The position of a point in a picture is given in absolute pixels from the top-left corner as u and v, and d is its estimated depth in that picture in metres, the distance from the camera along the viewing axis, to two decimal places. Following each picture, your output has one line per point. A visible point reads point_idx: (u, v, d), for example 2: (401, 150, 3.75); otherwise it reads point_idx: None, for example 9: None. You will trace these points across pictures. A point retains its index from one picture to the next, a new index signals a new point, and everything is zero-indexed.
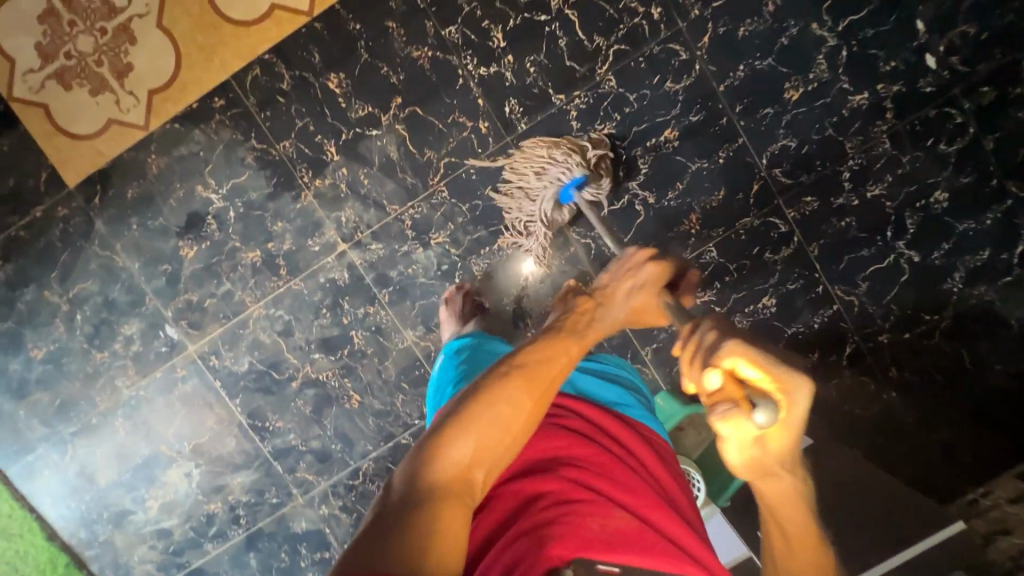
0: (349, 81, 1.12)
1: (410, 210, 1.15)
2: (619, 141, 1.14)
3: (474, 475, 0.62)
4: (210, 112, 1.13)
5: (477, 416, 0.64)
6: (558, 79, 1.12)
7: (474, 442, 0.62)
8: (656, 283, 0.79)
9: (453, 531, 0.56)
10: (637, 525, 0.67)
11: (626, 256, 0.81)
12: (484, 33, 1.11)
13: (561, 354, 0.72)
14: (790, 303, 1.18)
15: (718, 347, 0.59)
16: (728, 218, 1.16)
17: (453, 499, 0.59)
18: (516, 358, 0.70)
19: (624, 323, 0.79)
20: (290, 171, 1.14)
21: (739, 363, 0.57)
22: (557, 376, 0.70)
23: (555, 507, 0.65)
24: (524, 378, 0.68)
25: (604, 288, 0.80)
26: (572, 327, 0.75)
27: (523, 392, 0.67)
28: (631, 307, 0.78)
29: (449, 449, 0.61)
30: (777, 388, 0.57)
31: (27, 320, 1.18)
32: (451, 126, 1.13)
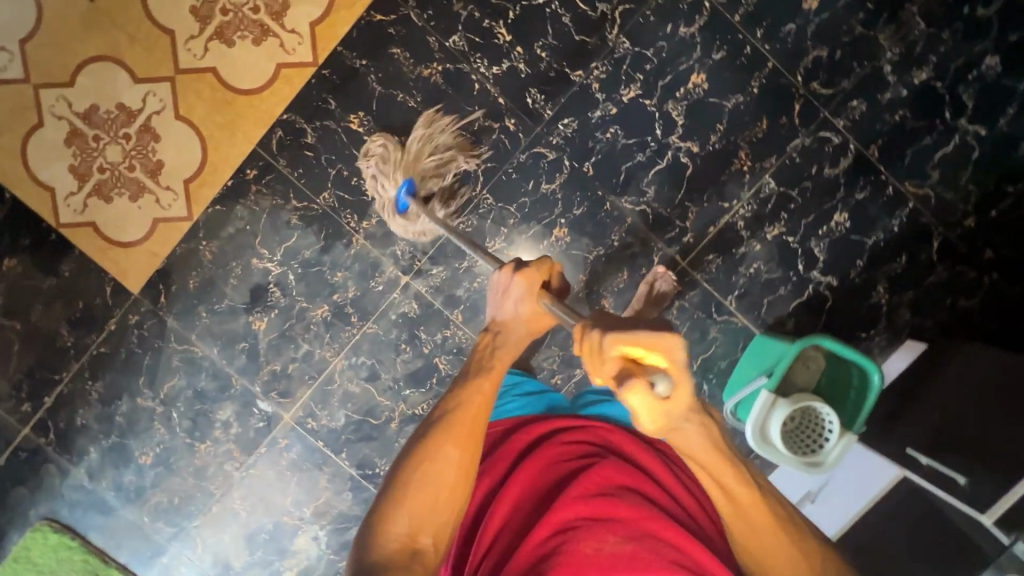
0: (370, 117, 1.13)
1: (460, 226, 1.16)
2: (647, 100, 1.12)
3: (427, 519, 0.71)
4: (247, 185, 1.15)
5: (415, 467, 0.75)
6: (573, 56, 1.11)
7: (407, 514, 0.71)
8: (534, 290, 0.88)
9: None
10: (631, 546, 0.64)
11: (495, 280, 0.91)
12: (488, 32, 1.10)
13: (474, 397, 0.83)
14: (863, 212, 1.15)
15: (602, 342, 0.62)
16: (776, 145, 1.13)
17: (407, 555, 0.67)
18: (436, 413, 0.82)
19: (527, 338, 0.91)
20: (338, 220, 1.16)
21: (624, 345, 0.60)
22: (475, 409, 0.81)
23: (549, 535, 0.66)
24: (443, 431, 0.78)
25: (494, 317, 0.92)
26: (480, 361, 0.88)
27: (449, 432, 0.77)
28: (526, 319, 0.90)
29: (386, 525, 0.70)
30: (654, 355, 0.58)
31: (129, 430, 1.21)
32: (479, 132, 1.14)
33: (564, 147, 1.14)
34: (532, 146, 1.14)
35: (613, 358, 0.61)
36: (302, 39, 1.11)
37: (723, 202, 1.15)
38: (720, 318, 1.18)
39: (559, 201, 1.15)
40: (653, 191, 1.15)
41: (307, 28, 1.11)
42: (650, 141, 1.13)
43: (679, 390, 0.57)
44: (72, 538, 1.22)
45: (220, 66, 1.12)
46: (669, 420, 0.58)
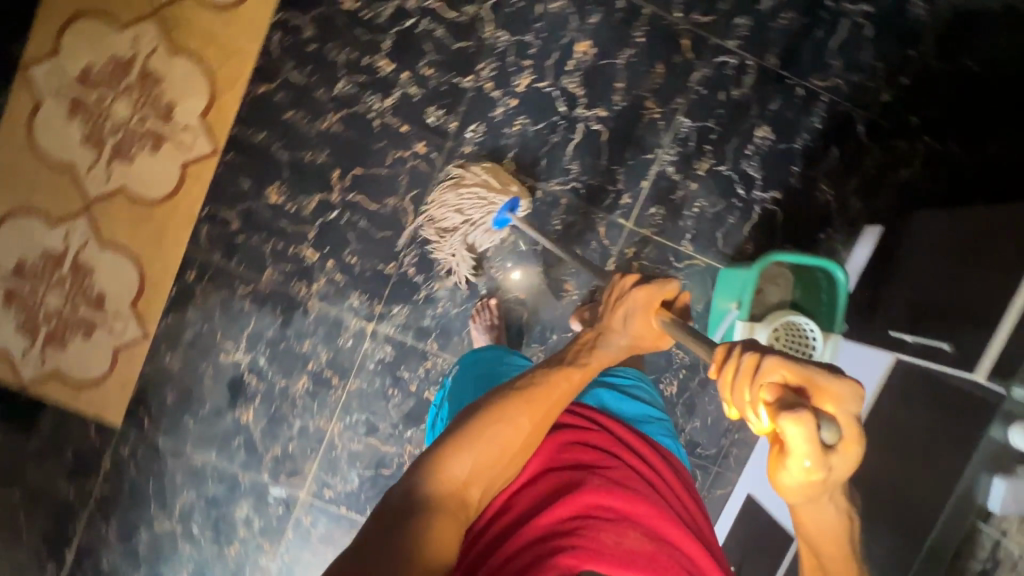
0: (286, 185, 1.13)
1: (406, 259, 1.16)
2: (542, 82, 1.13)
3: (471, 490, 0.61)
4: (191, 287, 1.15)
5: (480, 430, 0.63)
6: (458, 65, 1.12)
7: (470, 459, 0.61)
8: (650, 306, 0.74)
9: (444, 543, 0.55)
10: (653, 546, 0.62)
11: (616, 282, 0.78)
12: (371, 68, 1.11)
13: (565, 378, 0.71)
14: (782, 121, 1.16)
15: (762, 364, 0.49)
16: (679, 83, 1.14)
17: (445, 510, 0.58)
18: (519, 379, 0.70)
19: (626, 353, 0.76)
20: (289, 292, 1.16)
21: (787, 375, 0.48)
22: (559, 401, 0.69)
23: (573, 518, 0.61)
24: (523, 400, 0.66)
25: (605, 320, 0.77)
26: (577, 355, 0.74)
27: (524, 413, 0.66)
28: (637, 335, 0.74)
29: (446, 461, 0.60)
30: (832, 400, 0.47)
31: (157, 558, 1.21)
32: (395, 164, 1.14)
33: (479, 151, 1.14)
34: (449, 161, 1.14)
35: (772, 383, 0.49)
36: (196, 133, 1.12)
37: (646, 154, 1.16)
38: (681, 265, 1.19)
39: None
40: (577, 166, 1.16)
41: (198, 121, 1.11)
42: (558, 120, 1.14)
43: (849, 451, 0.46)
44: None
45: (127, 184, 1.12)
46: (823, 481, 0.46)
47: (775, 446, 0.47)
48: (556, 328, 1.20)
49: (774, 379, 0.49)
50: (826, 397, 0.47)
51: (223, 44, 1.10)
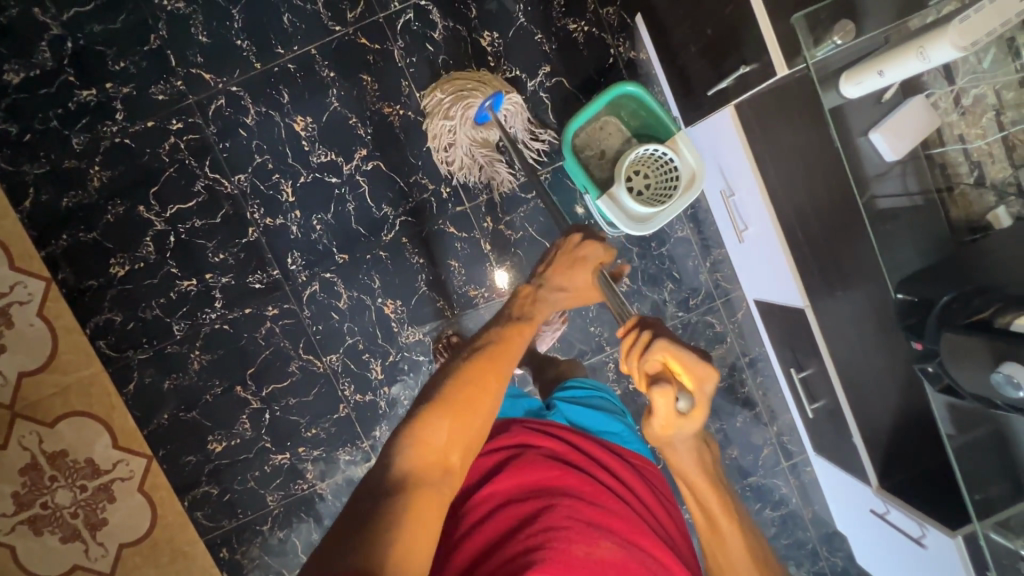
0: (217, 432, 1.18)
1: (347, 392, 1.19)
2: (301, 176, 1.13)
3: (449, 459, 0.57)
4: (233, 560, 1.21)
5: (449, 396, 0.59)
6: (234, 229, 1.13)
7: (445, 421, 0.57)
8: (588, 268, 0.76)
9: (418, 530, 0.50)
10: (625, 552, 0.62)
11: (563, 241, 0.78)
12: (182, 296, 1.14)
13: (516, 337, 0.67)
14: (492, 14, 1.12)
15: (651, 341, 0.57)
16: (391, 71, 1.12)
17: (424, 484, 0.53)
18: (475, 343, 0.67)
19: (567, 305, 0.76)
20: (298, 496, 1.20)
21: (666, 357, 0.56)
22: (513, 360, 0.65)
23: (543, 533, 0.60)
24: (484, 364, 0.63)
25: (545, 274, 0.75)
26: (522, 310, 0.72)
27: (483, 376, 0.62)
28: (576, 287, 0.76)
29: (421, 430, 0.56)
30: (690, 374, 0.55)
31: None
32: (268, 339, 1.16)
33: (313, 270, 1.15)
34: (300, 299, 1.16)
35: (654, 356, 0.56)
36: (124, 461, 1.17)
37: (424, 143, 1.14)
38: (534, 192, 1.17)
39: (361, 296, 1.16)
40: (387, 206, 1.15)
41: (117, 451, 1.17)
42: (340, 190, 1.14)
43: (697, 414, 0.55)
44: None
45: (120, 539, 1.18)
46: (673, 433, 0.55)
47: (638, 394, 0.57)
48: None
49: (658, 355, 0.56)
50: (692, 370, 0.55)
51: (76, 385, 1.15)
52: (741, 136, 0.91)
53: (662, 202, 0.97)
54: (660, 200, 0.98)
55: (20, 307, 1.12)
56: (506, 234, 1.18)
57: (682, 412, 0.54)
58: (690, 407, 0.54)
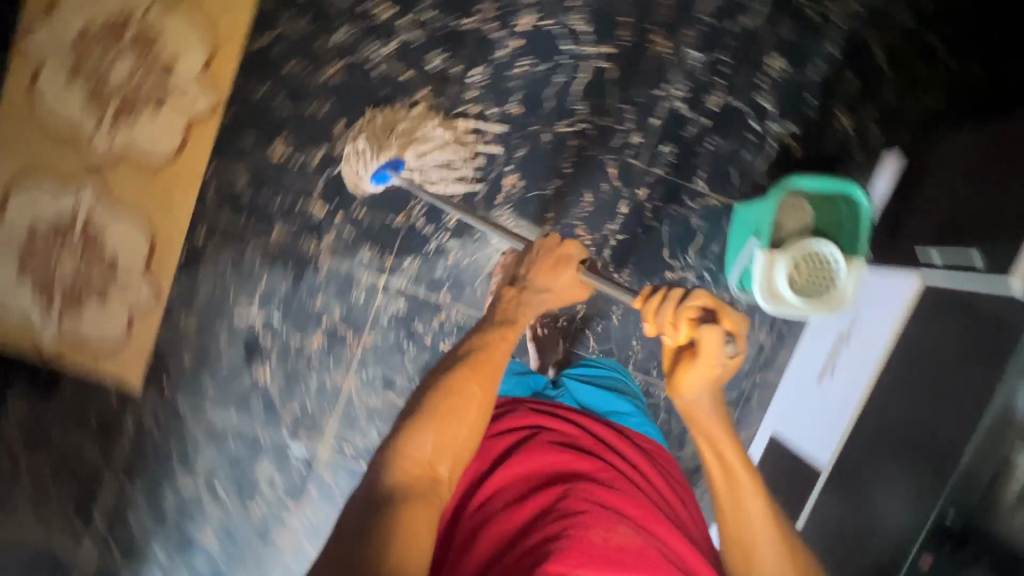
0: (291, 140, 1.13)
1: (415, 209, 1.15)
2: (546, 19, 1.10)
3: (437, 471, 0.73)
4: (202, 247, 1.16)
5: (438, 411, 0.77)
6: (459, 5, 1.09)
7: (432, 436, 0.74)
8: (573, 272, 0.89)
9: (413, 523, 0.66)
10: (640, 539, 0.64)
11: (539, 245, 0.91)
12: (368, 15, 1.09)
13: (499, 339, 0.87)
14: (797, 49, 1.12)
15: (690, 295, 0.72)
16: (686, 14, 1.11)
17: (420, 496, 0.70)
18: (464, 354, 0.85)
19: (551, 304, 0.90)
20: (299, 249, 1.16)
21: (706, 303, 0.72)
22: (497, 368, 0.84)
23: (561, 521, 0.64)
24: (473, 373, 0.81)
25: (529, 277, 0.89)
26: (507, 314, 0.89)
27: (468, 386, 0.80)
28: (564, 284, 0.88)
29: (414, 447, 0.73)
30: (728, 323, 0.72)
31: (184, 517, 1.24)
32: (398, 112, 1.12)
33: (483, 96, 1.12)
34: (451, 106, 1.12)
35: (696, 304, 0.72)
36: (196, 89, 1.11)
37: (656, 89, 1.12)
38: (695, 203, 1.16)
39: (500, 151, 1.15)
40: (584, 106, 1.13)
41: (198, 77, 1.10)
42: (563, 59, 1.11)
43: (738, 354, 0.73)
44: None
45: (131, 145, 1.12)
46: (719, 365, 0.73)
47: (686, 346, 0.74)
48: None
49: (697, 303, 0.72)
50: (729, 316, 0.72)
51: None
52: (902, 310, 0.94)
53: (816, 296, 0.96)
54: (806, 295, 0.97)
55: None
56: (645, 214, 1.16)
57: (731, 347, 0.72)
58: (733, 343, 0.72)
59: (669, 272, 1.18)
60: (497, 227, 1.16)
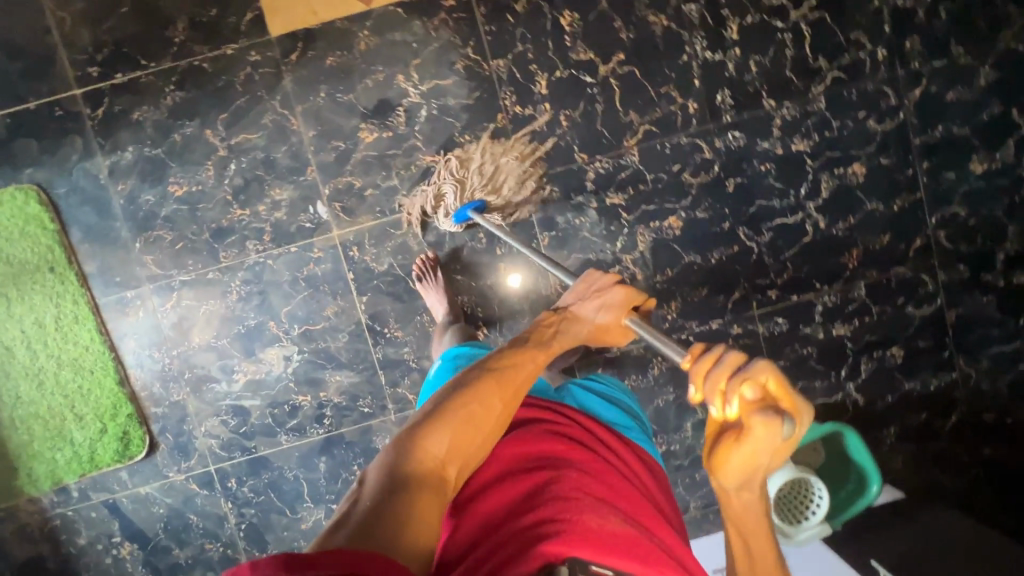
0: (581, 23, 1.13)
1: (597, 163, 1.16)
2: (810, 160, 1.18)
3: (447, 469, 0.66)
4: (437, 8, 1.12)
5: (454, 412, 0.72)
6: (775, 86, 1.16)
7: (447, 437, 0.68)
8: (620, 305, 0.90)
9: (422, 511, 0.59)
10: (630, 527, 0.62)
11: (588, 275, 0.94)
12: (722, 21, 1.14)
13: (529, 358, 0.83)
14: (916, 360, 1.23)
15: (750, 368, 0.52)
16: (886, 262, 1.21)
17: (426, 485, 0.62)
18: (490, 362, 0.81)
19: (591, 338, 0.91)
20: (496, 91, 1.14)
21: (769, 379, 0.52)
22: (523, 379, 0.80)
23: (554, 502, 0.62)
24: (496, 379, 0.77)
25: (574, 313, 0.92)
26: (540, 340, 0.87)
27: (492, 393, 0.75)
28: (603, 322, 0.91)
29: (425, 440, 0.67)
30: (790, 408, 0.51)
31: (179, 154, 1.13)
32: (663, 95, 1.15)
33: (722, 153, 1.17)
34: (698, 135, 1.16)
35: (754, 381, 0.52)
36: None
37: (816, 283, 1.21)
38: None
39: (690, 195, 1.18)
40: (768, 237, 1.19)
41: None
42: (792, 195, 1.19)
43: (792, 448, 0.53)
44: (51, 220, 1.13)
45: None
46: (767, 462, 0.54)
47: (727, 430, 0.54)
48: None
49: (754, 381, 0.52)
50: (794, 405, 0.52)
51: None
52: None
53: (782, 526, 1.05)
54: (777, 518, 1.05)
55: None
56: (722, 345, 1.22)
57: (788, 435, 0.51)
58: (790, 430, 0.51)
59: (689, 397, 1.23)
60: (630, 238, 1.19)
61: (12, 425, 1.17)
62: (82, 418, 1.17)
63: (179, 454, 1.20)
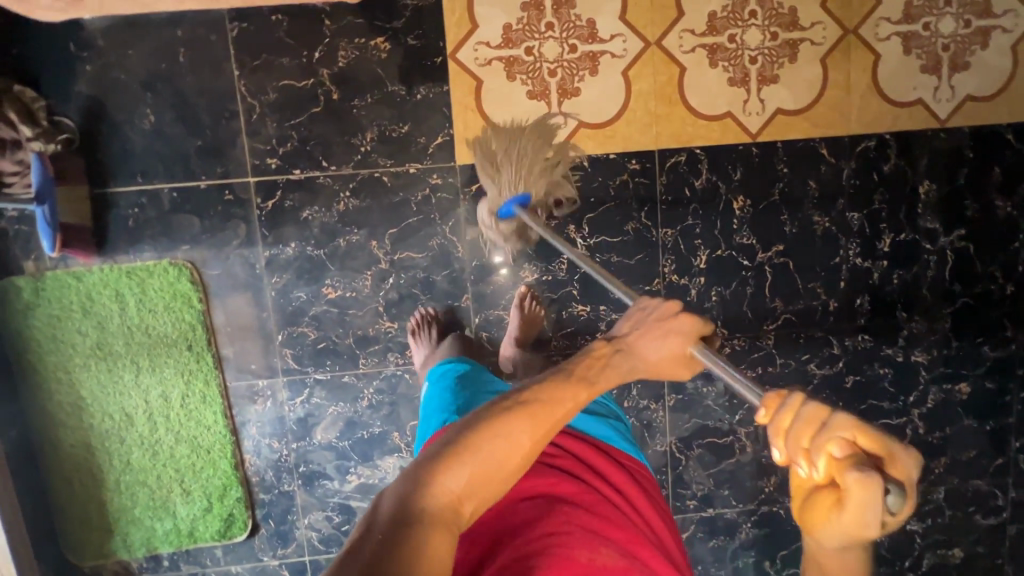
0: (752, 210, 1.18)
1: (733, 340, 1.22)
2: (925, 370, 1.26)
3: (463, 507, 0.56)
4: (622, 170, 1.15)
5: (473, 447, 0.58)
6: (910, 300, 1.23)
7: (469, 473, 0.57)
8: (689, 336, 0.70)
9: (432, 563, 0.51)
10: (622, 564, 0.65)
11: (647, 305, 0.74)
12: (878, 233, 1.20)
13: (569, 394, 0.64)
14: (971, 561, 1.33)
15: (833, 422, 0.45)
16: (968, 473, 1.30)
17: (439, 529, 0.54)
18: (523, 392, 0.63)
19: (644, 373, 0.70)
20: (658, 257, 1.18)
21: (859, 440, 0.44)
22: (559, 419, 0.62)
23: (546, 539, 0.65)
24: (528, 415, 0.61)
25: (625, 338, 0.71)
26: (585, 370, 0.66)
27: (522, 431, 0.59)
28: (659, 360, 0.70)
29: (442, 476, 0.56)
30: (894, 469, 0.44)
31: (340, 258, 1.13)
32: (809, 289, 1.21)
33: (848, 350, 1.24)
34: (832, 331, 1.23)
35: (838, 436, 0.45)
36: (761, 110, 1.15)
37: None
38: None
39: (811, 384, 1.25)
40: (870, 433, 1.27)
41: (772, 107, 1.15)
42: (900, 400, 1.26)
43: (897, 510, 0.44)
44: (199, 300, 1.12)
45: (689, 70, 1.13)
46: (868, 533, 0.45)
47: (824, 494, 0.46)
48: (732, 490, 1.27)
49: (839, 438, 0.45)
50: (892, 464, 0.44)
51: (845, 97, 1.15)
52: None
53: None
54: None
55: (933, 88, 1.16)
56: None
57: (889, 505, 0.43)
58: (896, 499, 0.43)
59: (766, 563, 1.31)
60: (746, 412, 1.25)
61: (117, 489, 1.16)
62: (189, 493, 1.17)
63: (278, 541, 1.21)
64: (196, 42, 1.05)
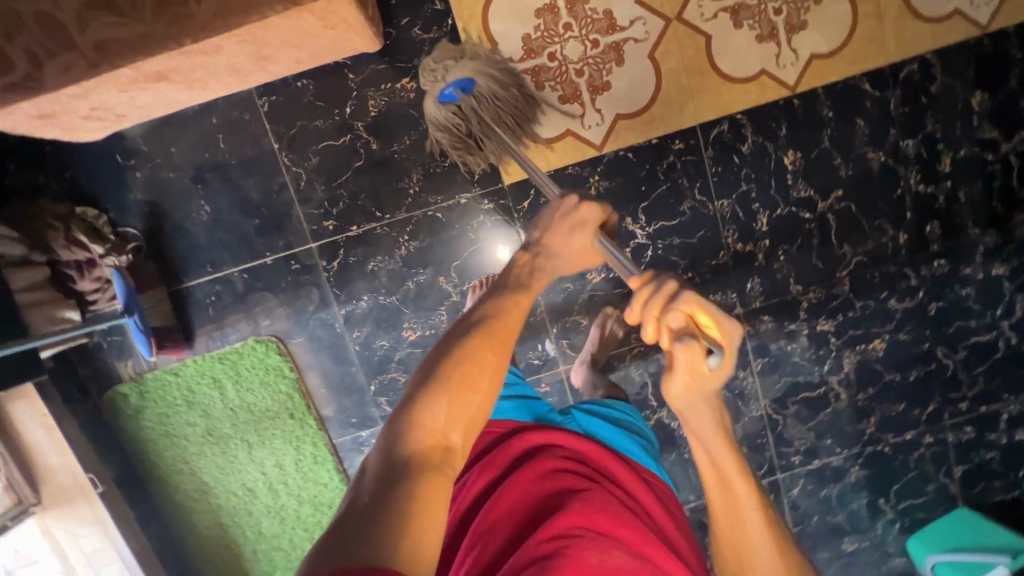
0: (804, 162, 1.16)
1: (810, 294, 1.21)
2: (1008, 281, 1.24)
3: (450, 439, 0.57)
4: (667, 152, 1.14)
5: (443, 375, 0.59)
6: (981, 215, 1.20)
7: (444, 404, 0.57)
8: (593, 225, 0.77)
9: (430, 505, 0.51)
10: (635, 564, 0.62)
11: (560, 201, 0.78)
12: (936, 155, 1.17)
13: (516, 307, 0.69)
14: None
15: (676, 296, 0.61)
16: None
17: (429, 470, 0.54)
18: (475, 317, 0.66)
19: (564, 270, 0.78)
20: (719, 229, 1.17)
21: (695, 310, 0.60)
22: (512, 330, 0.66)
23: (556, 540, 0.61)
24: (486, 334, 0.63)
25: (541, 242, 0.76)
26: (519, 279, 0.73)
27: (482, 349, 0.62)
28: (575, 253, 0.78)
29: (419, 414, 0.57)
30: (717, 333, 0.60)
31: (413, 300, 1.15)
32: (876, 227, 1.19)
33: (927, 278, 1.22)
34: (907, 263, 1.21)
35: (679, 310, 0.60)
36: (794, 60, 1.12)
37: (1004, 394, 1.29)
38: (942, 478, 1.32)
39: (895, 320, 1.24)
40: (963, 354, 1.26)
41: (805, 54, 1.12)
42: (988, 316, 1.25)
43: (721, 366, 0.61)
44: (290, 369, 1.16)
45: (715, 37, 1.10)
46: (695, 383, 0.61)
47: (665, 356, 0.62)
48: (835, 438, 1.28)
49: (680, 310, 0.60)
50: (718, 333, 0.60)
51: (879, 26, 1.12)
52: None
53: None
54: None
55: None
56: (915, 452, 1.30)
57: (711, 363, 0.60)
58: (715, 358, 0.60)
59: (881, 500, 1.32)
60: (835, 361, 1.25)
61: (255, 558, 1.22)
62: None
63: None
64: (233, 125, 1.07)
